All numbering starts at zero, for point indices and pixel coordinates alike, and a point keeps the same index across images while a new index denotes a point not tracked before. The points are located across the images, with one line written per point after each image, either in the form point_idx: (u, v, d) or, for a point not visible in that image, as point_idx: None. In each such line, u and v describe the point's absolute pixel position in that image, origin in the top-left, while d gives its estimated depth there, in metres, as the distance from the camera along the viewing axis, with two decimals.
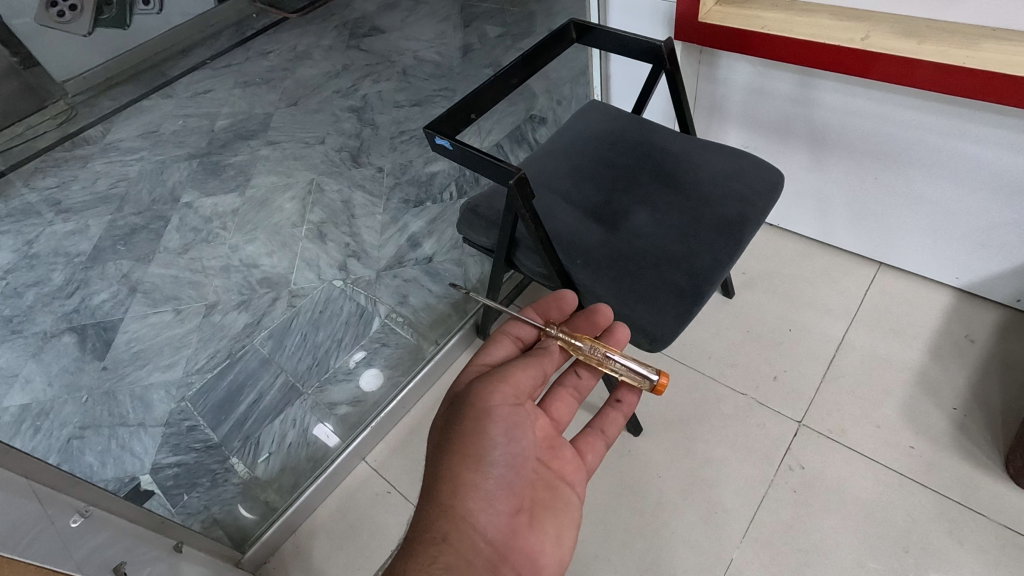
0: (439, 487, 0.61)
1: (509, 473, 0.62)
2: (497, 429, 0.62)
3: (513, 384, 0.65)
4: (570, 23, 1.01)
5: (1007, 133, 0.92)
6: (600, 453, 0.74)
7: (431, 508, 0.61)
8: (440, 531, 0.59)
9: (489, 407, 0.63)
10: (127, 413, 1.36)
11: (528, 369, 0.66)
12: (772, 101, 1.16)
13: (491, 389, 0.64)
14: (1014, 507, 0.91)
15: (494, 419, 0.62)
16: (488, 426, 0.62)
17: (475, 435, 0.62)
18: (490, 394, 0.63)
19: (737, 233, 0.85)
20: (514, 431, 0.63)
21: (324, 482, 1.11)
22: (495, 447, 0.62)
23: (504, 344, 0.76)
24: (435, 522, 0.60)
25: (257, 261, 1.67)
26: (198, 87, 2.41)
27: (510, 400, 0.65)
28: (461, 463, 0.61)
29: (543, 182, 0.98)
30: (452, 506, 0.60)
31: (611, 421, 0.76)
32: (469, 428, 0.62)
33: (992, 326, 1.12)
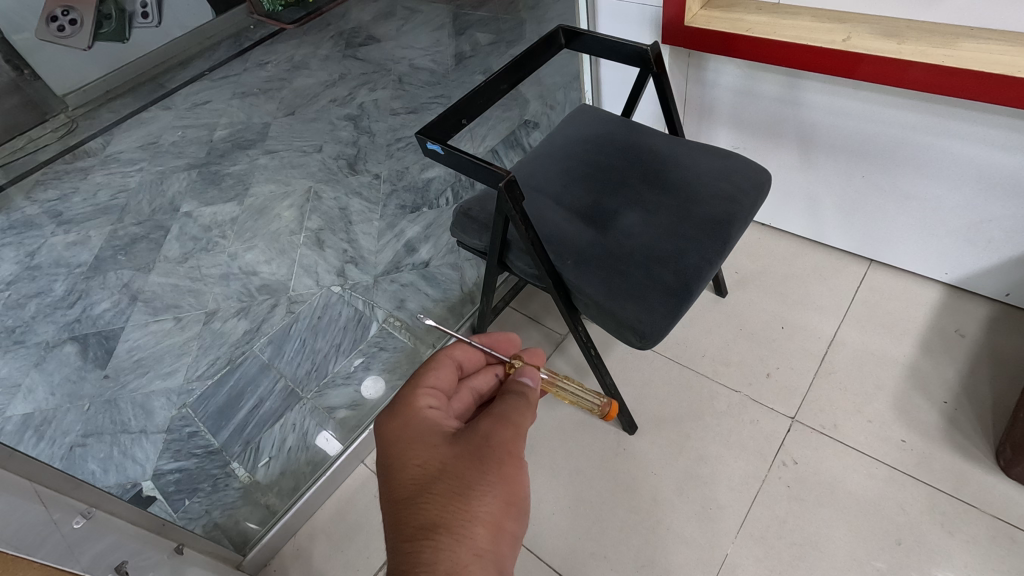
0: (470, 546, 0.47)
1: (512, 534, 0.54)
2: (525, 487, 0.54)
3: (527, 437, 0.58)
4: (558, 30, 1.03)
5: (990, 130, 0.94)
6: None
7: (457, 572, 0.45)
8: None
9: (518, 457, 0.54)
10: (129, 421, 1.37)
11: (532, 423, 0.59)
12: (759, 103, 1.18)
13: (520, 441, 0.55)
14: (1006, 499, 0.92)
15: (522, 472, 0.54)
16: (517, 476, 0.53)
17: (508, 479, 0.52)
18: (520, 444, 0.55)
19: (724, 232, 0.87)
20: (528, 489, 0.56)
21: (323, 484, 1.12)
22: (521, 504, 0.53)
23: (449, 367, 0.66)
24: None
25: (256, 268, 1.69)
26: (197, 98, 2.44)
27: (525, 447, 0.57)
28: (495, 526, 0.49)
29: (534, 185, 1.00)
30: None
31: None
32: (506, 484, 0.51)
33: (981, 320, 1.13)
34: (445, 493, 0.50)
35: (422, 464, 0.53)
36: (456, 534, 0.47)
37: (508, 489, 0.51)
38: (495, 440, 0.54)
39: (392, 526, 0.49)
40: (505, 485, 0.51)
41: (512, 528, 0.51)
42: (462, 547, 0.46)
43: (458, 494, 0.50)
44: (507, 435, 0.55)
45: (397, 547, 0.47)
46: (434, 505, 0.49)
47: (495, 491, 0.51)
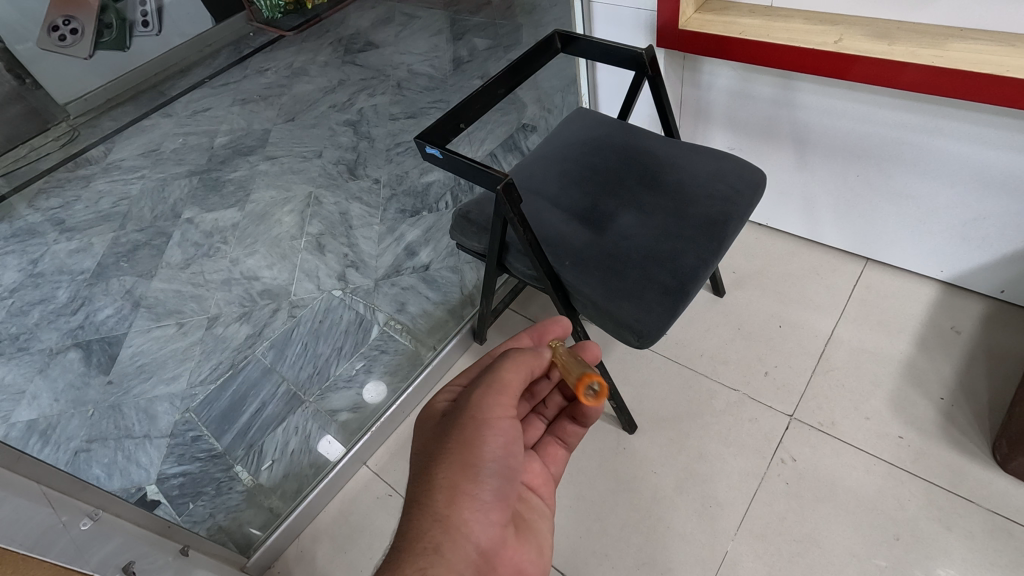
0: (430, 515, 0.52)
1: (503, 496, 0.56)
2: (499, 450, 0.56)
3: (512, 399, 0.59)
4: (554, 35, 1.05)
5: (981, 129, 0.95)
6: (562, 461, 0.74)
7: (417, 539, 0.51)
8: (433, 567, 0.49)
9: (490, 421, 0.57)
10: (132, 426, 1.38)
11: (525, 371, 0.60)
12: (753, 104, 1.19)
13: (493, 406, 0.57)
14: (1003, 493, 0.93)
15: (494, 435, 0.56)
16: (484, 441, 0.56)
17: (470, 444, 0.55)
18: (495, 407, 0.57)
19: (720, 232, 0.88)
20: (514, 451, 0.57)
21: (326, 486, 1.13)
22: (496, 467, 0.55)
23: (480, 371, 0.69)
24: (427, 556, 0.49)
25: (257, 274, 1.70)
26: (198, 106, 2.46)
27: (507, 414, 0.58)
28: (459, 492, 0.53)
29: (532, 187, 1.01)
30: (447, 538, 0.51)
31: (572, 431, 0.74)
32: (470, 452, 0.55)
33: (977, 317, 1.14)
34: (419, 471, 0.56)
35: (415, 449, 0.60)
36: (420, 505, 0.53)
37: (472, 454, 0.55)
38: (466, 410, 0.58)
39: None
40: (468, 452, 0.55)
41: (486, 491, 0.54)
42: (425, 518, 0.52)
43: (428, 469, 0.55)
44: (478, 403, 0.58)
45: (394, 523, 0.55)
46: (412, 482, 0.56)
47: (457, 459, 0.54)
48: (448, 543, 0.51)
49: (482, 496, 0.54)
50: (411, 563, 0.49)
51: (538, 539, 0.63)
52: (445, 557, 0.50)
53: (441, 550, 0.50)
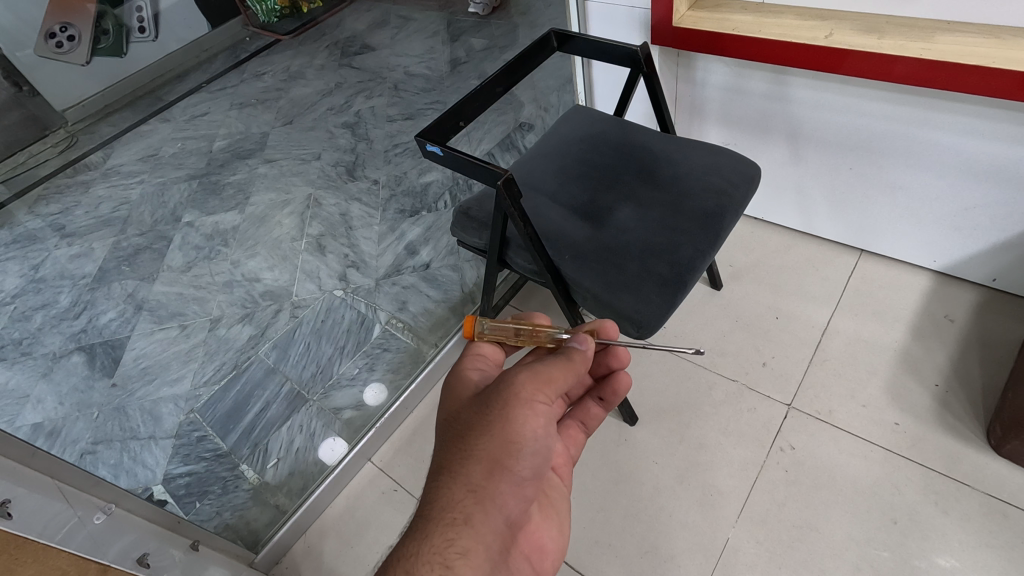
0: (464, 485, 0.51)
1: (534, 475, 0.56)
2: (540, 431, 0.55)
3: (556, 384, 0.59)
4: (551, 33, 1.06)
5: (971, 120, 0.97)
6: (582, 444, 0.76)
7: (448, 508, 0.50)
8: (462, 539, 0.49)
9: (531, 400, 0.56)
10: (138, 427, 1.40)
11: (571, 375, 0.61)
12: (747, 99, 1.21)
13: (537, 384, 0.57)
14: (998, 476, 0.94)
15: (534, 415, 0.55)
16: (527, 419, 0.55)
17: (510, 421, 0.54)
18: (535, 388, 0.57)
19: (716, 224, 0.90)
20: (551, 434, 0.57)
21: (331, 483, 1.14)
22: (534, 447, 0.54)
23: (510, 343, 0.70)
24: (458, 528, 0.49)
25: (258, 275, 1.72)
26: (196, 110, 2.47)
27: (546, 396, 0.57)
28: (497, 467, 0.52)
29: (531, 184, 1.03)
30: (479, 512, 0.50)
31: (593, 416, 0.77)
32: (513, 427, 0.53)
33: (970, 305, 1.16)
34: (455, 436, 0.55)
35: (449, 409, 0.59)
36: (454, 472, 0.52)
37: (515, 431, 0.54)
38: (508, 384, 0.57)
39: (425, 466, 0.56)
40: (512, 427, 0.53)
41: (521, 470, 0.54)
42: (457, 487, 0.51)
43: (464, 437, 0.54)
44: (523, 379, 0.57)
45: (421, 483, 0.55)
46: (447, 446, 0.55)
47: (499, 433, 0.53)
48: (479, 516, 0.50)
49: (517, 474, 0.53)
50: (440, 533, 0.48)
51: (552, 515, 0.65)
52: (474, 530, 0.49)
53: (471, 522, 0.50)
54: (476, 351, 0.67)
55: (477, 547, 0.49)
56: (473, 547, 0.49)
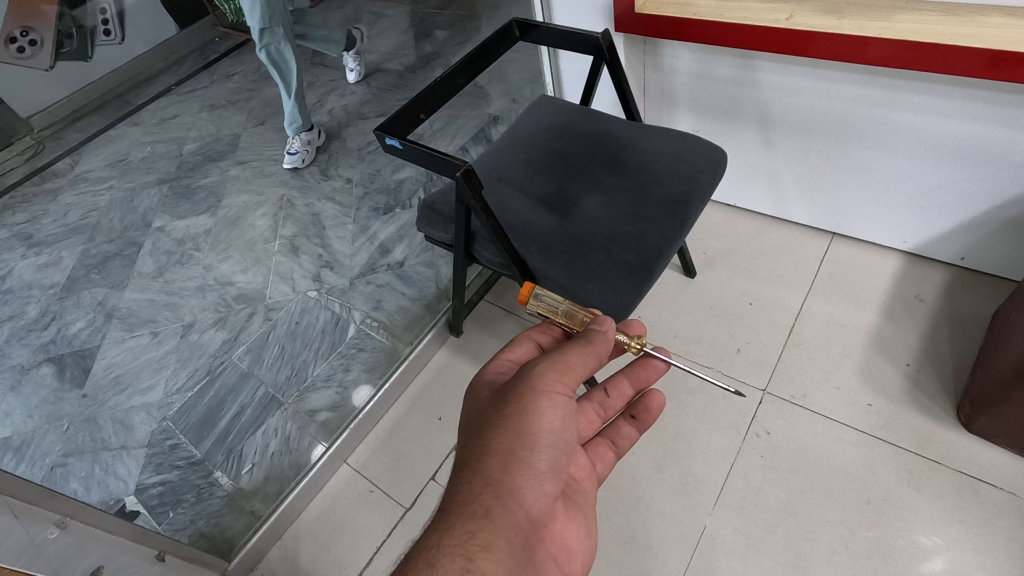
0: (482, 480, 0.57)
1: (551, 467, 0.61)
2: (554, 427, 0.60)
3: (573, 376, 0.63)
4: (512, 23, 1.05)
5: (935, 100, 0.97)
6: (610, 462, 0.76)
7: (469, 502, 0.56)
8: (483, 533, 0.54)
9: (547, 393, 0.60)
10: (109, 437, 1.37)
11: (592, 359, 0.64)
12: (714, 85, 1.21)
13: (552, 378, 0.61)
14: (969, 453, 0.95)
15: (549, 408, 0.60)
16: (541, 412, 0.60)
17: (524, 415, 0.59)
18: (550, 382, 0.61)
19: (682, 211, 0.90)
20: (567, 429, 0.61)
21: (306, 487, 1.12)
22: (548, 437, 0.59)
23: (525, 346, 0.74)
24: (479, 520, 0.54)
25: (231, 278, 1.69)
26: (166, 113, 2.43)
27: (563, 388, 0.62)
28: (512, 463, 0.58)
29: (496, 175, 1.01)
30: (497, 505, 0.56)
31: (624, 435, 0.78)
32: (526, 424, 0.59)
33: (940, 284, 1.17)
34: (472, 434, 0.61)
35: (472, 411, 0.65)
36: (474, 470, 0.58)
37: (528, 425, 0.59)
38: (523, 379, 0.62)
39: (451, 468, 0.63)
40: (525, 420, 0.59)
41: (537, 465, 0.59)
42: (476, 483, 0.57)
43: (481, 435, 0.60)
44: (542, 371, 0.62)
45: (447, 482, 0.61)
46: (467, 445, 0.61)
47: (514, 429, 0.58)
48: (497, 509, 0.56)
49: (533, 468, 0.59)
50: (461, 525, 0.54)
51: (579, 517, 0.67)
52: (493, 522, 0.55)
53: (490, 515, 0.55)
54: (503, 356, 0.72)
55: (497, 539, 0.54)
56: (493, 538, 0.54)
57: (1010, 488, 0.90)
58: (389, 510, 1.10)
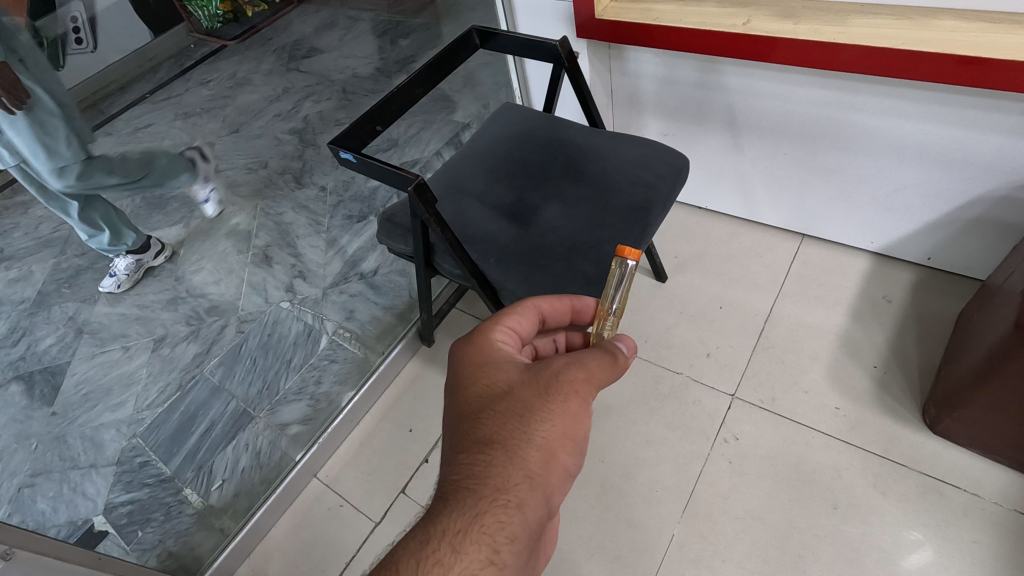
0: (519, 468, 0.50)
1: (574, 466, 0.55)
2: (592, 427, 0.54)
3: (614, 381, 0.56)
4: (472, 30, 1.04)
5: (896, 103, 0.97)
6: None
7: (503, 489, 0.49)
8: (513, 525, 0.48)
9: (592, 394, 0.54)
10: (78, 456, 1.34)
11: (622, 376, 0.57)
12: (680, 89, 1.20)
13: (600, 380, 0.54)
14: (934, 455, 0.95)
15: (591, 410, 0.54)
16: (586, 412, 0.53)
17: (572, 414, 0.52)
18: (598, 382, 0.54)
19: (643, 219, 0.89)
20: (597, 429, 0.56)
21: (274, 503, 1.11)
22: (585, 440, 0.54)
23: (530, 315, 0.62)
24: (511, 512, 0.48)
25: (204, 290, 1.67)
26: (139, 122, 2.39)
27: (604, 392, 0.55)
28: (551, 458, 0.52)
29: (458, 185, 1.00)
30: (531, 500, 0.50)
31: None
32: (571, 417, 0.52)
33: (907, 284, 1.17)
34: (508, 410, 0.53)
35: (494, 381, 0.56)
36: (509, 453, 0.51)
37: (571, 420, 0.53)
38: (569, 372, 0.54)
39: (461, 432, 0.54)
40: (572, 419, 0.52)
41: (572, 461, 0.53)
42: (512, 467, 0.50)
43: (519, 419, 0.52)
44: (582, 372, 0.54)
45: (462, 451, 0.52)
46: (497, 419, 0.53)
47: (559, 425, 0.52)
48: (531, 502, 0.50)
49: (568, 465, 0.53)
50: (492, 515, 0.48)
51: None
52: (525, 516, 0.49)
53: (522, 507, 0.49)
54: (506, 325, 0.61)
55: (524, 534, 0.49)
56: (521, 532, 0.49)
57: (974, 489, 0.90)
58: (359, 524, 1.09)
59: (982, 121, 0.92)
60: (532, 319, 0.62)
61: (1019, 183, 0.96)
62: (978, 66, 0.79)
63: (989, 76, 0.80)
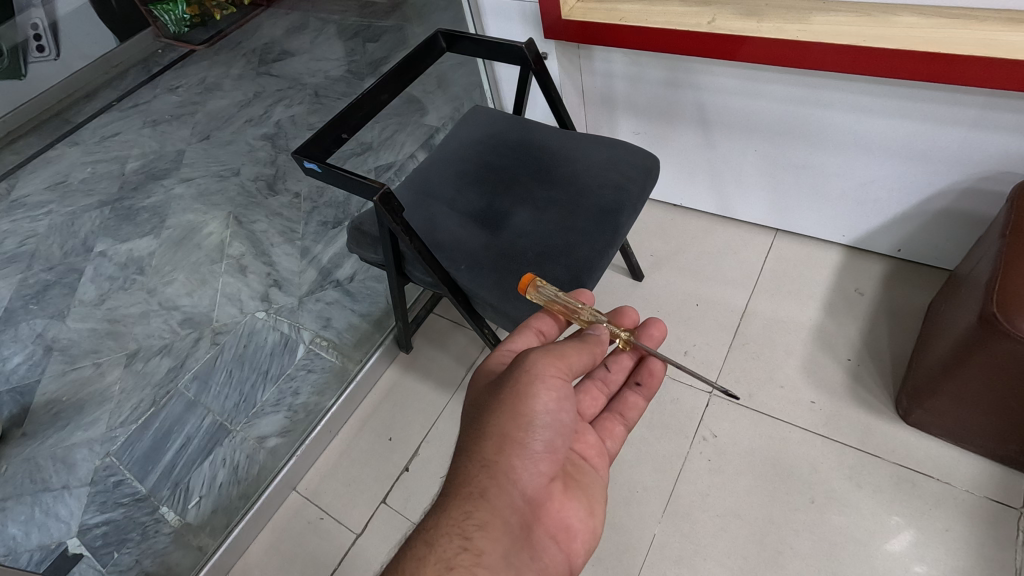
0: (478, 462, 0.57)
1: (550, 448, 0.60)
2: (552, 405, 0.59)
3: (569, 359, 0.62)
4: (437, 34, 1.02)
5: (859, 97, 0.98)
6: (619, 437, 0.75)
7: (466, 483, 0.56)
8: (477, 512, 0.55)
9: (544, 376, 0.59)
10: (50, 477, 1.31)
11: (586, 353, 0.64)
12: (650, 88, 1.20)
13: (549, 361, 0.60)
14: (907, 445, 0.96)
15: (546, 390, 0.59)
16: (537, 394, 0.58)
17: (519, 400, 0.58)
18: (547, 364, 0.60)
19: (613, 221, 0.89)
20: (565, 411, 0.60)
21: (253, 518, 1.09)
22: (545, 419, 0.58)
23: (527, 337, 0.69)
24: (474, 501, 0.55)
25: (177, 302, 1.63)
26: (106, 130, 2.34)
27: (558, 372, 0.60)
28: (508, 444, 0.58)
29: (428, 191, 0.99)
30: (492, 486, 0.56)
31: (631, 405, 0.76)
32: (522, 405, 0.58)
33: (878, 276, 1.19)
34: (472, 417, 0.61)
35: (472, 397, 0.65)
36: (471, 451, 0.58)
37: (525, 407, 0.58)
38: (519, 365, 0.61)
39: None
40: (522, 403, 0.58)
41: (535, 442, 0.58)
42: (474, 464, 0.57)
43: (478, 421, 0.59)
44: (534, 360, 0.60)
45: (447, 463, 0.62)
46: (465, 428, 0.61)
47: (510, 412, 0.58)
48: (493, 488, 0.56)
49: (532, 447, 0.58)
50: (458, 506, 0.55)
51: (582, 493, 0.66)
52: (489, 503, 0.55)
53: (486, 495, 0.56)
54: (506, 347, 0.68)
55: (493, 519, 0.55)
56: (490, 517, 0.55)
57: (946, 478, 0.92)
58: (340, 536, 1.07)
59: (942, 115, 0.93)
60: (532, 338, 0.70)
61: (981, 174, 0.98)
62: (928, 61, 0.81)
63: (939, 71, 0.82)
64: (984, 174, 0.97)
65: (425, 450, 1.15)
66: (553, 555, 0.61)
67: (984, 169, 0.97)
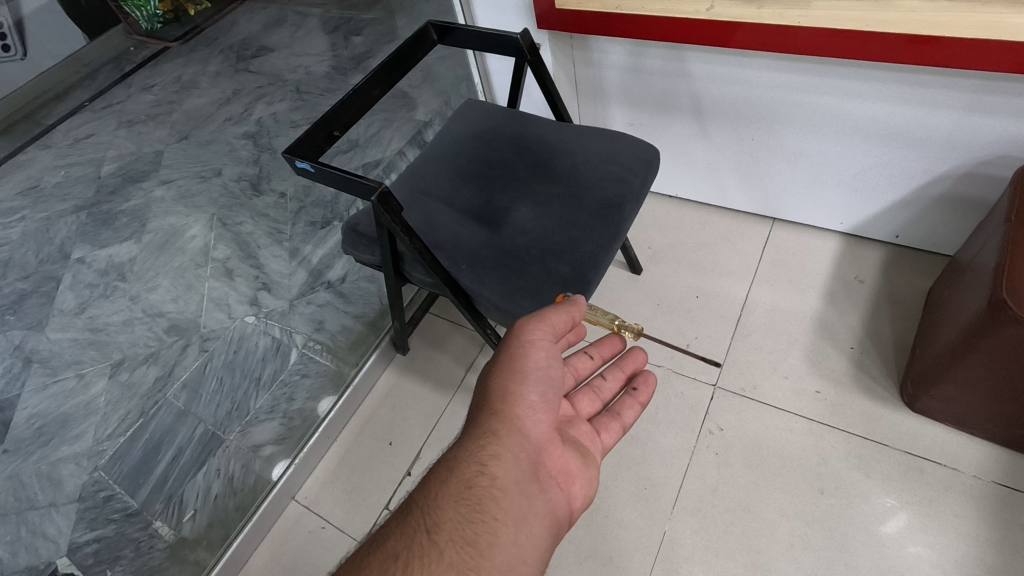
0: (487, 409, 0.64)
1: (545, 400, 0.66)
2: (543, 362, 0.66)
3: (557, 322, 0.66)
4: (428, 26, 0.99)
5: (859, 84, 0.97)
6: (616, 433, 0.75)
7: (477, 425, 0.64)
8: (487, 447, 0.62)
9: (533, 336, 0.65)
10: (36, 495, 1.26)
11: (571, 315, 0.67)
12: (645, 78, 1.18)
13: (537, 319, 0.66)
14: (913, 432, 0.96)
15: (536, 349, 0.65)
16: (529, 353, 0.65)
17: (517, 358, 0.65)
18: (535, 322, 0.66)
19: (616, 215, 0.87)
20: (556, 368, 0.67)
21: (252, 530, 1.05)
22: (538, 374, 0.65)
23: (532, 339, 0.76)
24: (484, 439, 0.62)
25: (162, 308, 1.58)
26: (80, 132, 2.26)
27: (547, 333, 0.66)
28: (510, 395, 0.65)
29: (423, 189, 0.96)
30: (500, 428, 0.63)
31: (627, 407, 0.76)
32: (520, 361, 0.65)
33: (877, 263, 1.18)
34: (482, 380, 0.69)
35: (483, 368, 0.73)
36: (481, 403, 0.66)
37: (520, 363, 0.65)
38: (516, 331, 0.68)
39: None
40: (518, 361, 0.65)
41: (532, 395, 0.65)
42: (483, 413, 0.65)
43: (488, 376, 0.67)
44: (525, 320, 0.67)
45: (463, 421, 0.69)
46: (477, 389, 0.69)
47: (509, 369, 0.65)
48: (501, 432, 0.63)
49: (531, 399, 0.65)
50: (471, 444, 0.63)
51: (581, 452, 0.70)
52: (498, 440, 0.62)
53: (495, 435, 0.63)
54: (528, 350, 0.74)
55: (501, 453, 0.62)
56: (500, 455, 0.62)
57: (953, 464, 0.92)
58: (343, 544, 1.05)
59: (941, 99, 0.92)
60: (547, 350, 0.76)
61: (981, 159, 0.97)
62: (932, 44, 0.80)
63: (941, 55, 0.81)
64: (984, 159, 0.97)
65: (427, 453, 1.12)
66: (557, 502, 0.64)
67: (985, 154, 0.96)
